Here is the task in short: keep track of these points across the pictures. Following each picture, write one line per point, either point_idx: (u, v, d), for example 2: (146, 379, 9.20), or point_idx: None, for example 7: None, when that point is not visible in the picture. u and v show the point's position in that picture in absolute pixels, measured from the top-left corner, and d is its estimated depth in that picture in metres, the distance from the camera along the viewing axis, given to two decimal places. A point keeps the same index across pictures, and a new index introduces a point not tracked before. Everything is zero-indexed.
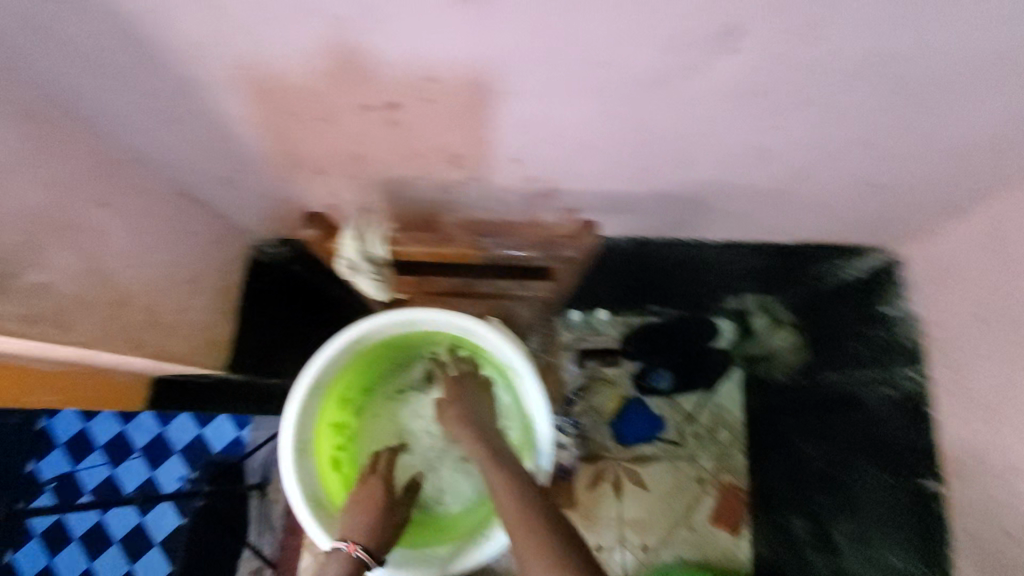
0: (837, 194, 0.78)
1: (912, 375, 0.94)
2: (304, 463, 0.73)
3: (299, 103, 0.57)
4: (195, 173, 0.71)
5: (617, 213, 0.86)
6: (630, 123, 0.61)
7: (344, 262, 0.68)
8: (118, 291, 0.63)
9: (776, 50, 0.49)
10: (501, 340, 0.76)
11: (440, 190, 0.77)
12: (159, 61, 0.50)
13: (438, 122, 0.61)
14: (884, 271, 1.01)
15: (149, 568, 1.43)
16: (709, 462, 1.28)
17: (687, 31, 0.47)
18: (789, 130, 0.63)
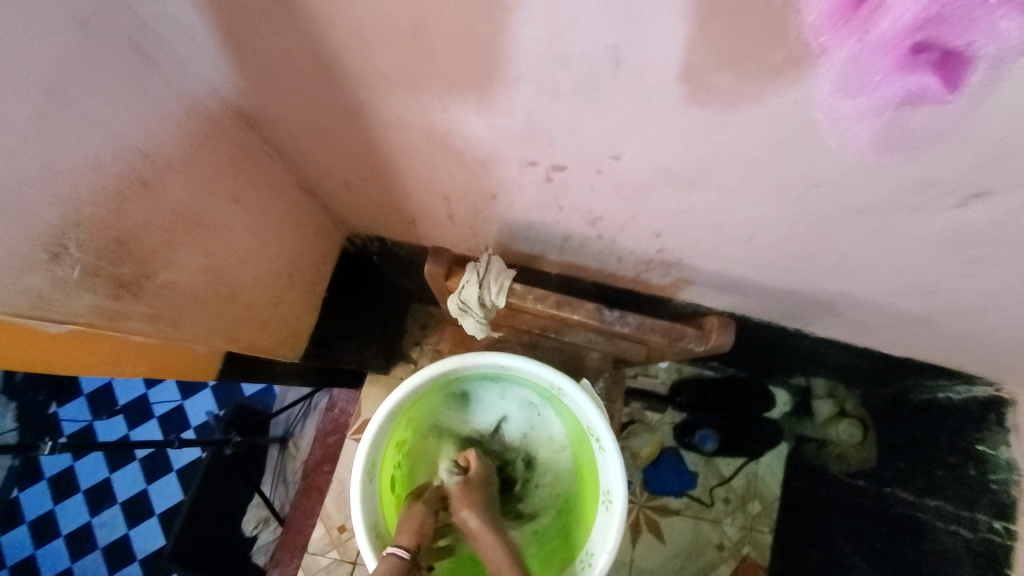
0: (987, 337, 0.70)
1: (999, 529, 0.90)
2: (370, 484, 0.72)
3: (459, 141, 0.53)
4: (323, 173, 0.68)
5: (734, 295, 0.81)
6: (804, 235, 0.56)
7: (457, 303, 0.65)
8: (230, 288, 0.62)
9: (1017, 217, 0.43)
10: (590, 409, 0.73)
11: (561, 238, 0.73)
12: (338, 79, 0.48)
13: (597, 190, 0.56)
14: (995, 407, 0.92)
15: (167, 491, 1.59)
16: (733, 531, 1.42)
17: (928, 180, 0.42)
18: (976, 281, 0.56)
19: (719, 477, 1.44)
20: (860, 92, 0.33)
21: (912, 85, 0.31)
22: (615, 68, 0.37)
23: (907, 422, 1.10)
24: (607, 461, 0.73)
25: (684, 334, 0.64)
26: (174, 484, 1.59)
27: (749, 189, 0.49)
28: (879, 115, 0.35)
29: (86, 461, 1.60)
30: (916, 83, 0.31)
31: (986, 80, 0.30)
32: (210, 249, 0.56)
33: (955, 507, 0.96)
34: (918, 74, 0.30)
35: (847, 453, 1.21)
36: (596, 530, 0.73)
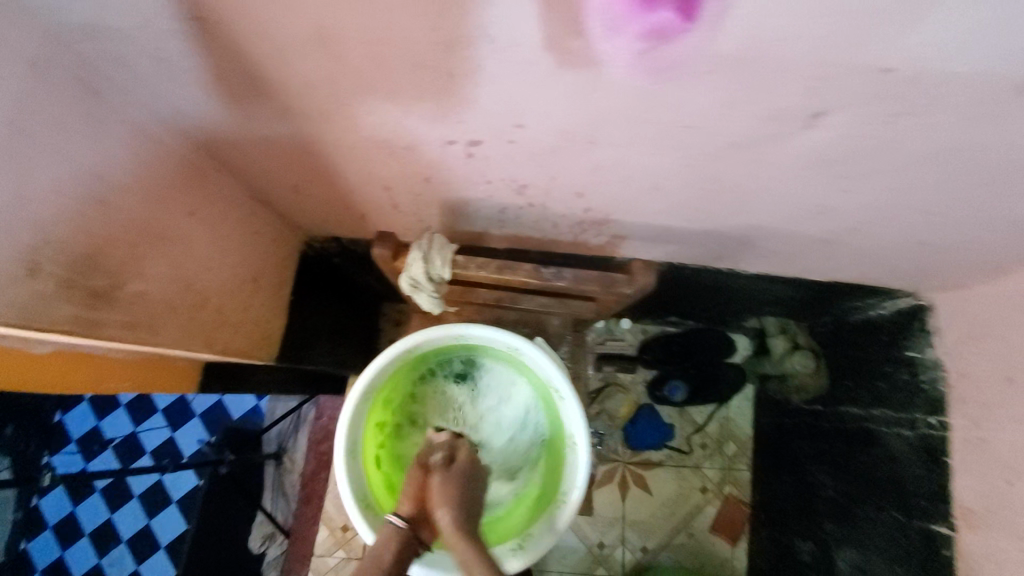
0: (884, 247, 0.79)
1: (933, 423, 0.94)
2: (354, 460, 0.78)
3: (383, 131, 0.60)
4: (268, 180, 0.74)
5: (665, 244, 0.88)
6: (700, 175, 0.63)
7: (409, 276, 0.70)
8: (200, 294, 0.68)
9: (858, 130, 0.51)
10: (547, 363, 0.80)
11: (498, 211, 0.80)
12: (263, 89, 0.54)
13: (514, 159, 0.63)
14: (920, 314, 1.00)
15: (168, 522, 1.62)
16: (714, 474, 1.53)
17: (778, 108, 0.49)
18: (853, 195, 0.64)
19: (695, 425, 1.55)
20: (621, 29, 0.40)
21: (655, 21, 0.39)
22: (494, 45, 0.44)
23: (850, 342, 1.19)
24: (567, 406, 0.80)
25: (616, 280, 0.71)
26: (177, 514, 1.62)
27: (639, 139, 0.57)
28: (648, 50, 0.43)
29: (86, 505, 1.63)
30: (655, 19, 0.39)
31: (710, 13, 0.38)
32: (175, 259, 0.62)
33: (896, 411, 1.03)
34: (658, 13, 0.38)
35: (805, 384, 1.33)
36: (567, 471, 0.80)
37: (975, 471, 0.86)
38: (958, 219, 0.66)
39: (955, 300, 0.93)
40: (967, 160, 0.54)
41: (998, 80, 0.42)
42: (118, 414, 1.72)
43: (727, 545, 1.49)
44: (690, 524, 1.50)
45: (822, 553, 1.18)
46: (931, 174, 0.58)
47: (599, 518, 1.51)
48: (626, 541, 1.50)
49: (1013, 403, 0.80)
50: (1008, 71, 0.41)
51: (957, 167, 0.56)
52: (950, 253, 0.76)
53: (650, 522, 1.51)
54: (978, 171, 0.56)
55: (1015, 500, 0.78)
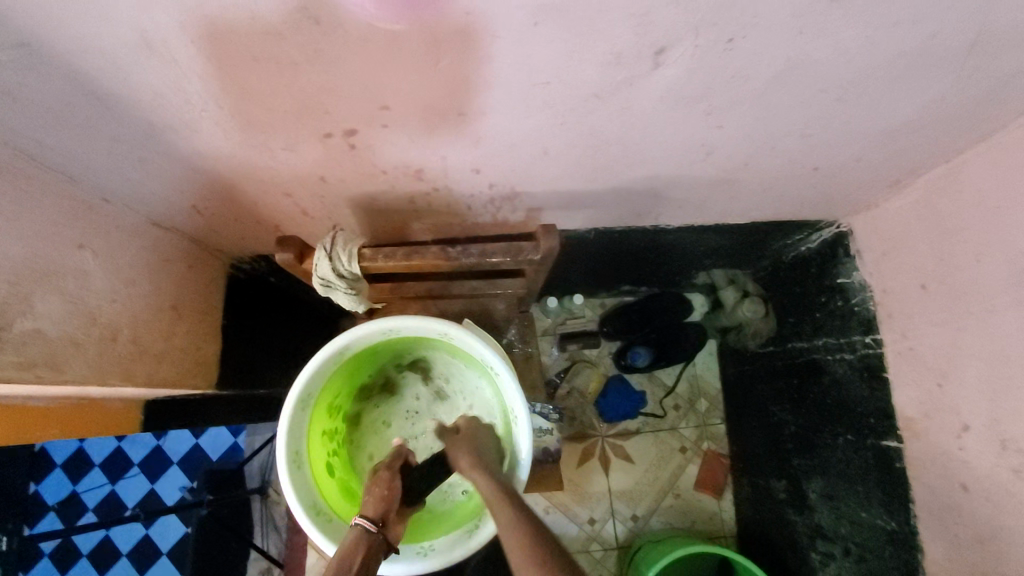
0: (783, 177, 0.81)
1: (869, 342, 0.98)
2: (299, 470, 0.78)
3: (257, 134, 0.60)
4: (166, 205, 0.74)
5: (581, 209, 0.90)
6: (581, 132, 0.64)
7: (320, 276, 0.70)
8: (107, 327, 0.67)
9: (704, 61, 0.53)
10: (476, 341, 0.80)
11: (406, 202, 0.81)
12: (119, 108, 0.53)
13: (396, 144, 0.64)
14: (841, 240, 1.03)
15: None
16: (690, 433, 1.55)
17: (621, 50, 0.50)
18: (731, 129, 0.66)
19: (665, 388, 1.56)
20: None
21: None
22: (321, 26, 0.45)
23: (789, 280, 1.21)
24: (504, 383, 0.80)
25: (523, 248, 0.72)
26: (168, 565, 1.59)
27: (505, 104, 0.58)
28: None
29: (73, 571, 1.59)
30: None
31: None
32: (69, 294, 0.61)
33: (837, 337, 1.06)
34: None
35: (759, 329, 1.36)
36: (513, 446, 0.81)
37: (912, 379, 0.89)
38: (834, 136, 0.70)
39: (869, 220, 0.96)
40: (817, 74, 0.57)
41: None
42: (93, 473, 1.61)
43: (714, 500, 1.51)
44: (675, 486, 1.52)
45: (795, 489, 1.20)
46: (792, 94, 0.60)
47: (585, 496, 1.51)
48: (615, 513, 1.50)
49: (931, 305, 0.84)
50: None
51: (812, 84, 0.59)
52: (841, 167, 0.80)
53: (635, 491, 1.52)
54: (831, 82, 0.59)
55: (945, 401, 0.83)
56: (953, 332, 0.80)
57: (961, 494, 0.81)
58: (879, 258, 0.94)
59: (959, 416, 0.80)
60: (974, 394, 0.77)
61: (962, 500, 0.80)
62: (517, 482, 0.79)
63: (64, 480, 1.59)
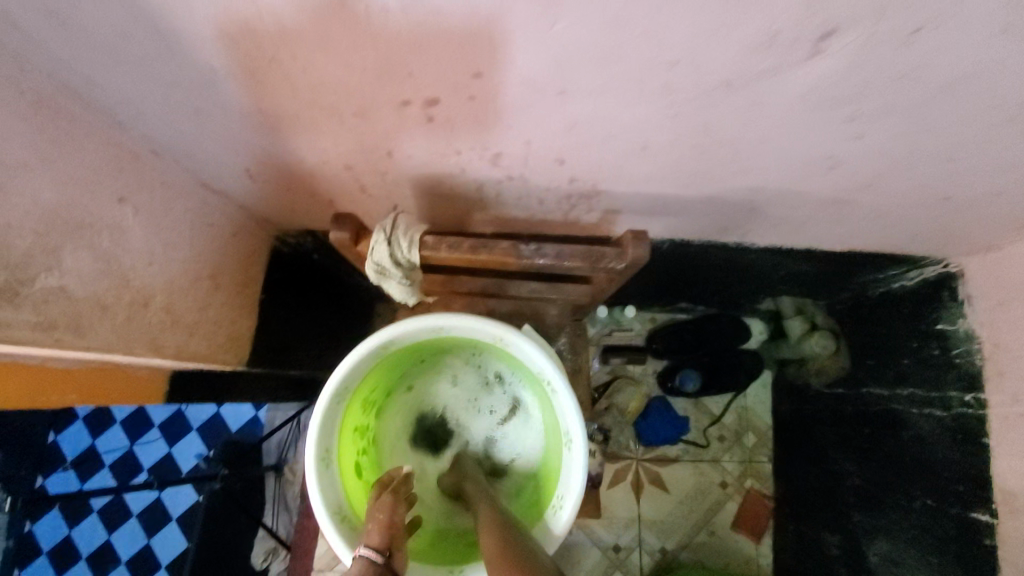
0: (906, 203, 0.71)
1: (969, 401, 0.86)
2: (328, 471, 0.71)
3: (327, 94, 0.53)
4: (216, 164, 0.67)
5: (664, 217, 0.80)
6: (695, 127, 0.55)
7: (375, 261, 0.62)
8: (139, 291, 0.62)
9: (873, 53, 0.43)
10: (534, 351, 0.72)
11: (474, 188, 0.73)
12: (177, 47, 0.47)
13: (478, 122, 0.56)
14: (947, 283, 0.91)
15: (167, 541, 1.57)
16: (733, 468, 1.44)
17: (778, 30, 0.41)
18: (869, 140, 0.56)
19: (710, 417, 1.45)
20: None
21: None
22: None
23: (873, 318, 1.10)
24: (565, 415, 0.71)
25: (605, 254, 0.63)
26: (176, 533, 1.57)
27: (615, 85, 0.49)
28: None
29: (83, 527, 1.58)
30: None
31: None
32: (102, 251, 0.56)
33: (927, 390, 0.94)
34: None
35: (825, 367, 1.24)
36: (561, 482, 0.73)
37: None
38: (989, 161, 0.59)
39: (989, 263, 0.84)
40: (1004, 85, 0.47)
41: None
42: (114, 431, 1.61)
43: (752, 543, 1.40)
44: (710, 522, 1.41)
45: (853, 548, 1.09)
46: (960, 106, 0.50)
47: (613, 520, 1.42)
48: (643, 543, 1.41)
49: None
50: None
51: (991, 97, 0.48)
52: (981, 200, 0.68)
53: (667, 522, 1.42)
54: (1015, 97, 0.48)
55: None
56: None
57: None
58: (997, 307, 0.83)
59: None
60: None
61: None
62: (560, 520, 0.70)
63: (84, 434, 1.60)
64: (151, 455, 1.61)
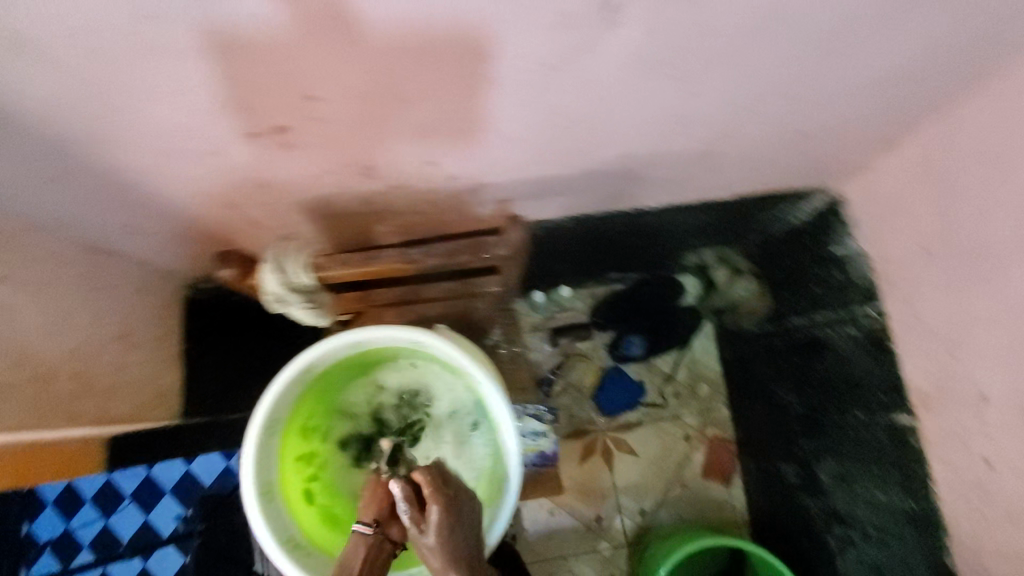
0: (767, 143, 0.75)
1: (870, 313, 0.92)
2: (271, 503, 0.72)
3: (177, 136, 0.54)
4: (99, 225, 0.68)
5: (555, 197, 0.84)
6: (541, 110, 0.58)
7: (273, 291, 0.65)
8: (43, 363, 0.62)
9: (664, 17, 0.47)
10: (449, 347, 0.74)
11: (362, 203, 0.74)
12: (12, 120, 0.47)
13: (336, 140, 0.58)
14: (834, 209, 0.98)
15: None
16: (694, 420, 1.50)
17: (568, 12, 0.44)
18: (706, 95, 0.60)
19: (663, 376, 1.50)
20: None
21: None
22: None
23: (778, 252, 1.15)
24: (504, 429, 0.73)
25: (488, 242, 0.66)
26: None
27: (446, 85, 0.52)
28: None
29: None
30: None
31: None
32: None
33: (837, 311, 1.00)
34: None
35: (756, 307, 1.33)
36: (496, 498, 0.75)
37: (918, 349, 0.83)
38: (819, 93, 0.64)
39: (862, 184, 0.90)
40: (794, 26, 0.51)
41: None
42: (85, 507, 1.41)
43: (723, 488, 1.46)
44: (682, 476, 1.47)
45: (807, 473, 1.15)
46: (768, 51, 0.54)
47: (590, 494, 1.46)
48: (623, 509, 1.45)
49: (935, 270, 0.78)
50: None
51: (789, 37, 0.53)
52: (829, 128, 0.74)
53: (642, 484, 1.47)
54: (808, 35, 0.53)
55: (956, 370, 0.77)
56: (960, 299, 0.74)
57: (984, 469, 0.75)
58: (875, 223, 0.89)
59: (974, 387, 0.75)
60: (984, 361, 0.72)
61: (985, 476, 0.75)
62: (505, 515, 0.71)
63: (56, 518, 1.40)
64: (127, 526, 1.42)
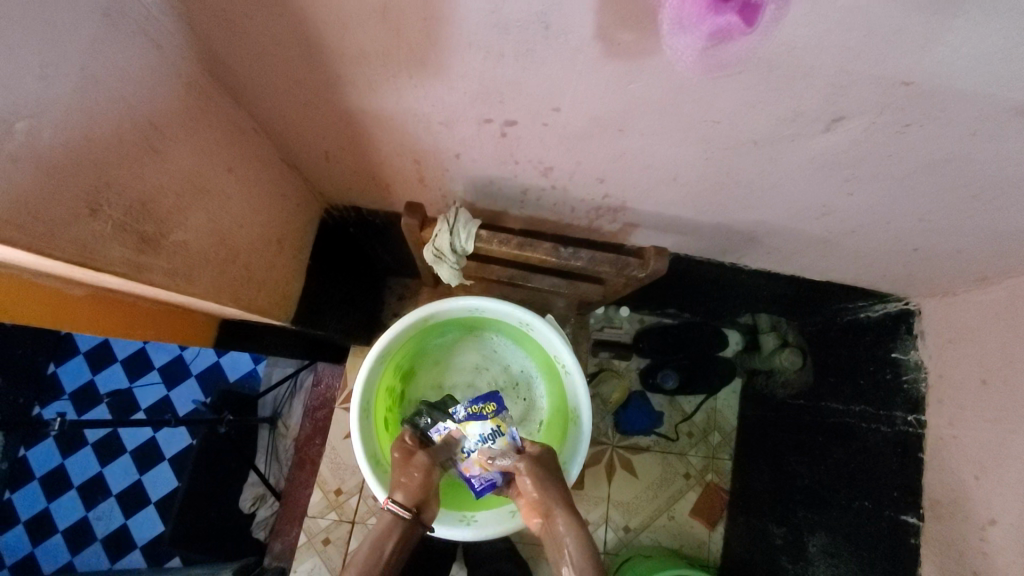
0: (880, 248, 0.84)
1: (911, 421, 1.01)
2: (365, 421, 0.82)
3: (421, 103, 0.62)
4: (300, 144, 0.76)
5: (677, 234, 0.92)
6: (724, 168, 0.67)
7: (447, 221, 0.72)
8: (231, 250, 0.70)
9: (874, 133, 0.55)
10: (555, 337, 0.83)
11: (522, 192, 0.83)
12: (317, 55, 0.56)
13: (544, 141, 0.66)
14: (906, 318, 1.07)
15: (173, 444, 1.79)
16: (698, 462, 1.59)
17: (802, 109, 0.53)
18: (859, 197, 0.69)
19: (683, 414, 1.60)
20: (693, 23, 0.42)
21: (720, 22, 0.41)
22: (544, 30, 0.47)
23: (838, 343, 1.25)
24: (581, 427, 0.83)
25: (629, 263, 0.76)
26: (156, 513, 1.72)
27: (667, 126, 0.60)
28: (711, 47, 0.44)
29: (115, 467, 1.76)
30: (721, 21, 0.41)
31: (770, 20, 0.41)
32: (212, 214, 0.65)
33: (877, 408, 1.09)
34: (727, 15, 0.40)
35: (793, 378, 1.38)
36: None
37: (948, 466, 0.93)
38: (952, 226, 0.72)
39: (944, 306, 0.99)
40: (964, 171, 0.59)
41: (1006, 102, 0.47)
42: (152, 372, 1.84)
43: (706, 530, 1.53)
44: (671, 508, 1.54)
45: (795, 539, 1.25)
46: (934, 182, 0.63)
47: (585, 497, 1.52)
48: (608, 519, 1.52)
49: (990, 404, 0.87)
50: (1012, 93, 0.46)
51: (957, 177, 0.61)
52: (942, 257, 0.82)
53: (634, 503, 1.54)
54: (970, 180, 0.61)
55: (977, 493, 0.87)
56: (1001, 434, 0.84)
57: None
58: (945, 342, 0.98)
59: (988, 510, 0.85)
60: (1006, 491, 0.81)
61: None
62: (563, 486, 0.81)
63: (122, 375, 1.82)
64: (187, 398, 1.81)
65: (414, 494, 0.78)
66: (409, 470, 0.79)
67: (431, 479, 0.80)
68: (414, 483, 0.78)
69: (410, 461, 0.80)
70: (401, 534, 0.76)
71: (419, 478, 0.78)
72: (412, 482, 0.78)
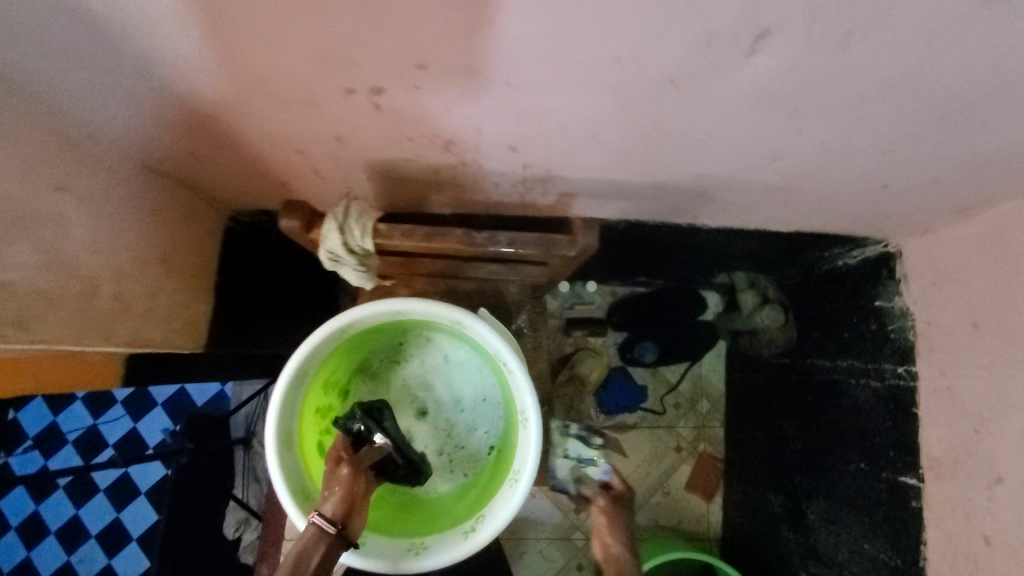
0: (847, 190, 0.75)
1: (902, 373, 0.93)
2: (288, 450, 0.72)
3: (268, 81, 0.52)
4: (161, 148, 0.66)
5: (619, 199, 0.82)
6: (646, 117, 0.57)
7: (336, 220, 0.62)
8: (87, 281, 0.60)
9: (810, 50, 0.45)
10: (491, 335, 0.73)
11: (432, 173, 0.73)
12: (114, 32, 0.45)
13: (428, 108, 0.56)
14: (887, 261, 0.97)
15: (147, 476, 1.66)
16: (688, 433, 1.51)
17: (715, 30, 0.42)
18: (810, 135, 0.59)
19: (668, 385, 1.51)
20: None
21: None
22: None
23: (818, 294, 1.15)
24: (529, 432, 0.74)
25: (556, 242, 0.65)
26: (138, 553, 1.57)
27: (561, 73, 0.49)
28: None
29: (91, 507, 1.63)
30: None
31: None
32: (46, 242, 0.54)
33: (864, 362, 1.01)
34: None
35: (775, 337, 1.30)
36: (486, 509, 0.75)
37: (945, 419, 0.84)
38: (922, 156, 0.63)
39: (925, 245, 0.89)
40: (926, 84, 0.49)
41: None
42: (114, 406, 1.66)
43: (702, 502, 1.48)
44: (665, 484, 1.48)
45: (793, 507, 1.18)
46: (894, 103, 0.52)
47: None
48: None
49: (985, 348, 0.78)
50: None
51: (919, 94, 0.50)
52: (915, 192, 0.72)
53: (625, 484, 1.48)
54: (933, 96, 0.50)
55: (979, 447, 0.79)
56: (999, 381, 0.75)
57: (980, 545, 0.78)
58: (930, 284, 0.88)
59: (991, 466, 0.77)
60: (1010, 444, 0.73)
61: (979, 550, 0.78)
62: (515, 501, 0.72)
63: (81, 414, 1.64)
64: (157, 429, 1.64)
65: (341, 506, 0.70)
66: (330, 483, 0.71)
67: (360, 488, 0.72)
68: (339, 494, 0.70)
69: (335, 473, 0.72)
70: (326, 552, 0.67)
71: (345, 489, 0.71)
72: (338, 493, 0.70)
